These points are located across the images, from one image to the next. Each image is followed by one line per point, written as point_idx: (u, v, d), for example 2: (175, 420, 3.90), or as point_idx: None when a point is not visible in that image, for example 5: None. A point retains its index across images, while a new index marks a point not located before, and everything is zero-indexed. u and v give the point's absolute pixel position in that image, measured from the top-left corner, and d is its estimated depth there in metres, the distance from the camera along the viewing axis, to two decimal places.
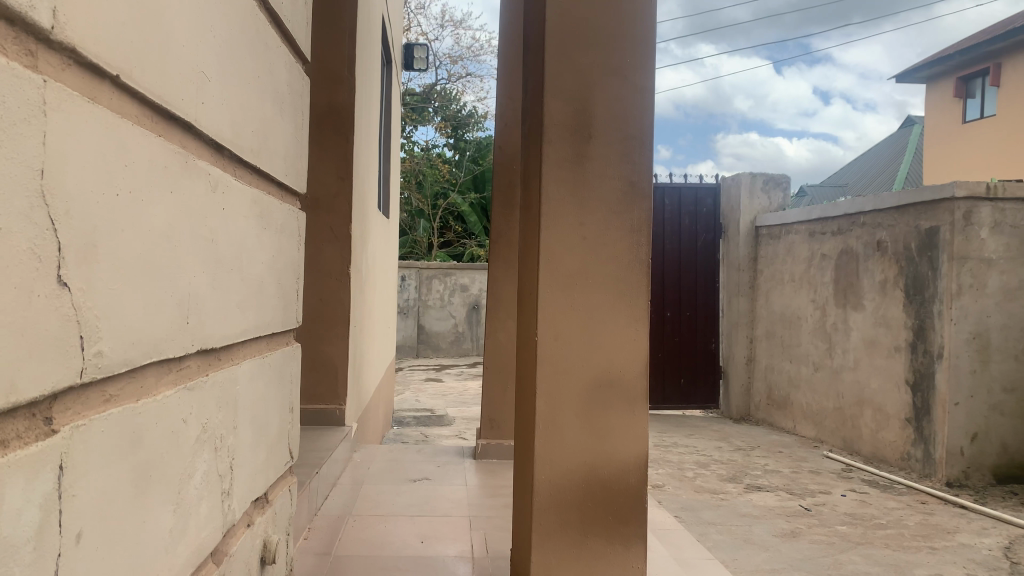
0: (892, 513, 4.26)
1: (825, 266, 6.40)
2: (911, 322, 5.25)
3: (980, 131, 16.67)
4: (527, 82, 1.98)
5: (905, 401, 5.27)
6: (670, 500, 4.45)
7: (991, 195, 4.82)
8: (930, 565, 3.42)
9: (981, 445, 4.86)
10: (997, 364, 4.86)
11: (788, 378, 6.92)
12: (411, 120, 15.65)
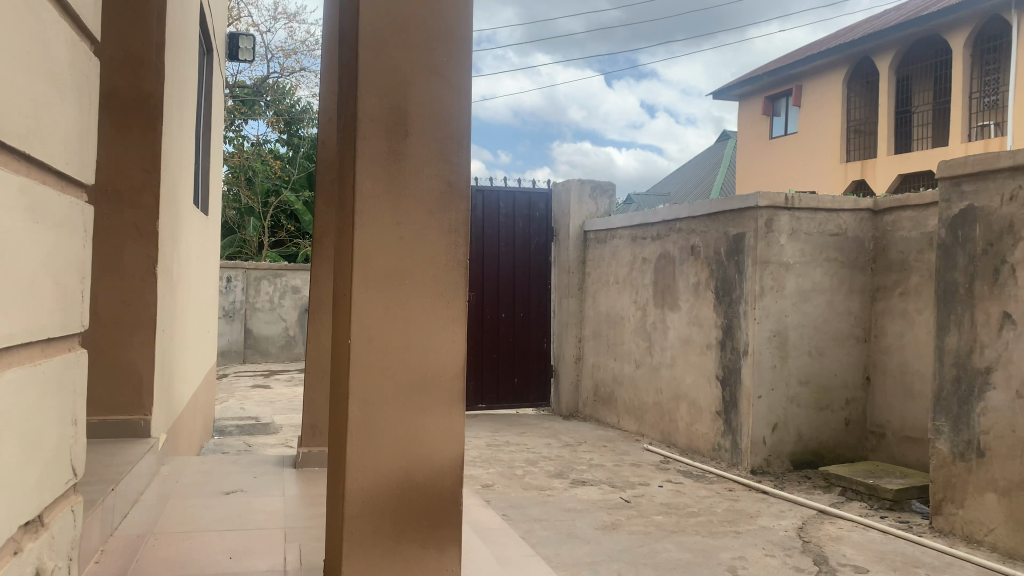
0: (702, 501, 4.54)
1: (645, 269, 6.73)
2: (720, 321, 5.62)
3: (784, 146, 18.25)
4: (342, 75, 1.91)
5: (716, 395, 5.64)
6: (498, 498, 4.50)
7: (789, 205, 5.26)
8: (734, 548, 3.67)
9: (780, 434, 5.29)
10: (794, 359, 5.31)
11: (613, 376, 7.22)
12: (241, 113, 14.94)
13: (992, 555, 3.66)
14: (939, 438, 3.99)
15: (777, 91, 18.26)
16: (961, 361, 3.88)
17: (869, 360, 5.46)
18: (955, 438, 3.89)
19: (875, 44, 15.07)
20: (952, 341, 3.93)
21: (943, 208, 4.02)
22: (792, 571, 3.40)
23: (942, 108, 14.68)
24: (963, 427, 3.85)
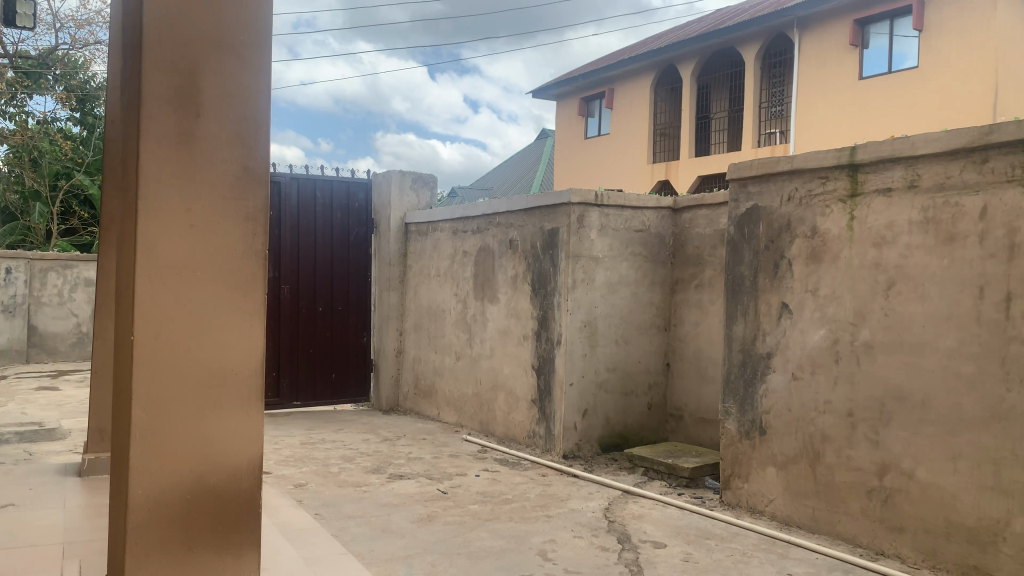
0: (517, 487, 4.66)
1: (465, 262, 6.80)
2: (535, 312, 5.79)
3: (599, 145, 19.09)
4: (126, 50, 1.81)
5: (531, 385, 5.81)
6: (312, 497, 4.37)
7: (598, 202, 5.52)
8: (545, 532, 3.79)
9: (590, 420, 5.53)
10: (603, 348, 5.57)
11: (433, 368, 7.23)
12: (24, 87, 13.36)
13: (772, 523, 4.04)
14: (728, 418, 4.34)
15: (592, 93, 19.07)
16: (747, 347, 4.24)
17: (669, 348, 5.83)
18: (741, 417, 4.25)
19: (679, 53, 16.12)
20: (739, 329, 4.29)
21: (732, 206, 4.36)
22: (598, 550, 3.56)
23: (736, 116, 15.97)
24: (748, 408, 4.21)
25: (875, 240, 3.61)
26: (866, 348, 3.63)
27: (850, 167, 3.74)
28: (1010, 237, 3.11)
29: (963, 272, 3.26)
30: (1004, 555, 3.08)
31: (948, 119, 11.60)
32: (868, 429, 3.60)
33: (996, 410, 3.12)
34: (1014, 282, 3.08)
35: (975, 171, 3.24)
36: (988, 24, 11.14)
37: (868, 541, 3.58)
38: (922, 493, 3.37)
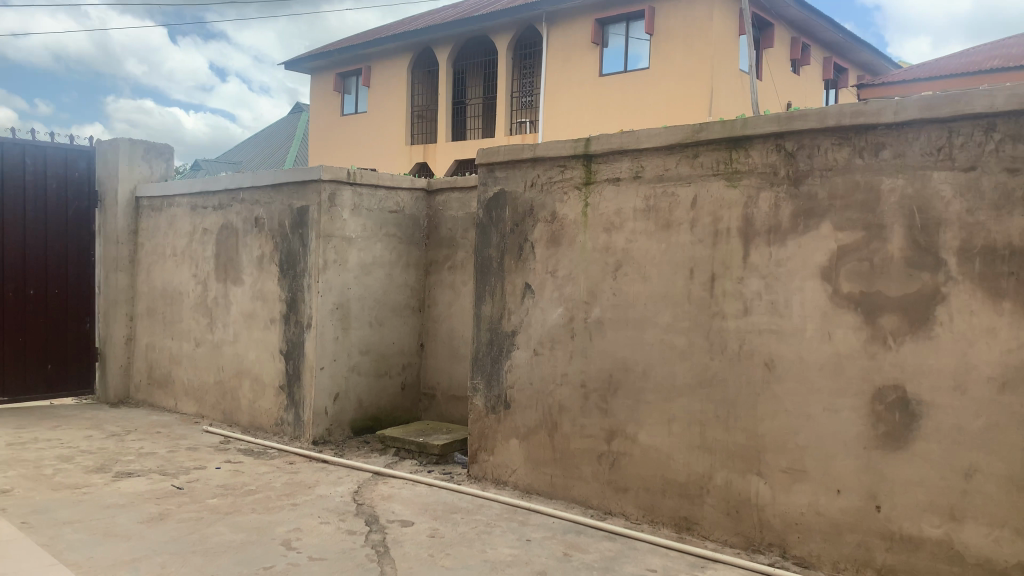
0: (262, 477, 4.46)
1: (206, 241, 6.35)
2: (284, 295, 5.57)
3: (354, 124, 18.76)
4: None
5: (278, 370, 5.58)
6: (18, 505, 3.86)
7: (351, 181, 5.41)
8: (289, 521, 3.67)
9: (341, 403, 5.44)
10: (355, 330, 5.49)
11: (170, 355, 6.69)
12: None
13: (515, 492, 4.25)
14: (475, 395, 4.48)
15: (347, 70, 18.67)
16: (493, 325, 4.39)
17: (422, 328, 5.88)
18: (487, 394, 4.41)
19: (434, 37, 16.27)
20: (486, 308, 4.43)
21: (480, 190, 4.48)
22: (344, 534, 3.52)
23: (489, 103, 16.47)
24: (494, 384, 4.37)
25: (606, 226, 3.90)
26: (598, 324, 3.91)
27: (586, 157, 3.99)
28: (715, 224, 3.50)
29: (678, 255, 3.61)
30: (708, 505, 3.49)
31: (671, 117, 12.83)
32: (599, 399, 3.89)
33: (703, 378, 3.51)
34: (718, 264, 3.47)
35: (688, 165, 3.60)
36: (705, 34, 12.43)
37: (598, 502, 3.89)
38: (643, 455, 3.72)
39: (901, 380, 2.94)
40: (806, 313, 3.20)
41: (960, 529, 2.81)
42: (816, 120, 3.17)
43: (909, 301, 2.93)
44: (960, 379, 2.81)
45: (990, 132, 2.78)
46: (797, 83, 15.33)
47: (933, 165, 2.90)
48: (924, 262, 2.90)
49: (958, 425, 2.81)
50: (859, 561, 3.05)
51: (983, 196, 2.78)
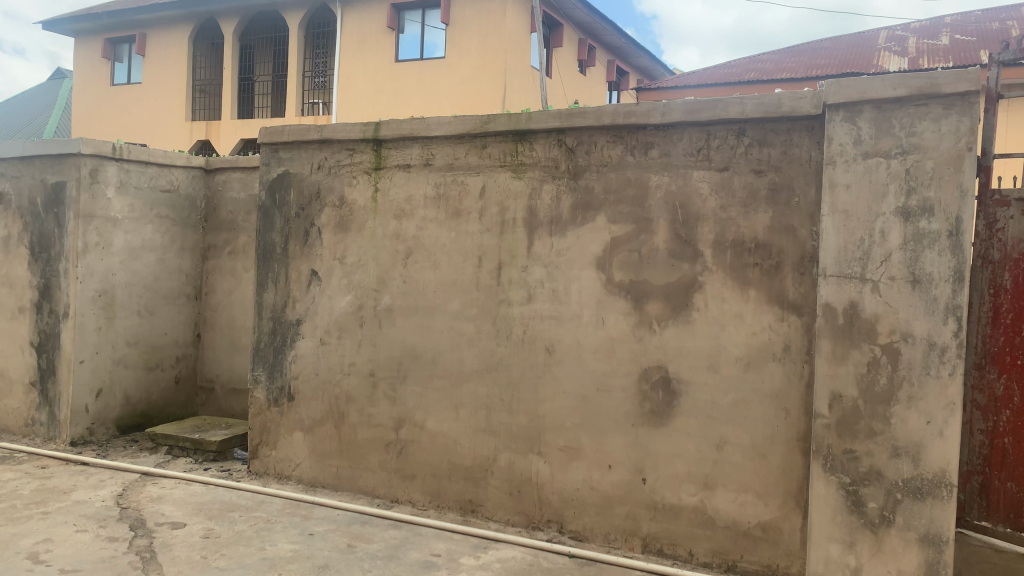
0: (4, 485, 3.97)
1: None
2: (35, 281, 4.98)
3: (126, 95, 17.18)
4: None
5: (29, 364, 5.00)
6: None
7: (115, 156, 4.94)
8: (38, 532, 3.30)
9: (104, 400, 4.98)
10: (120, 320, 5.04)
11: None
12: None
13: (299, 486, 4.11)
14: (256, 387, 4.27)
15: (118, 36, 17.04)
16: (276, 314, 4.20)
17: (199, 318, 5.50)
18: (270, 385, 4.22)
19: (219, 8, 15.29)
20: (269, 296, 4.23)
21: (263, 171, 4.27)
22: (104, 542, 3.22)
23: (279, 82, 15.76)
24: (276, 375, 4.19)
25: (396, 213, 3.86)
26: (386, 312, 3.87)
27: (375, 141, 3.92)
28: (501, 214, 3.58)
29: (465, 243, 3.66)
30: (492, 487, 3.59)
31: (465, 107, 13.00)
32: (387, 387, 3.86)
33: (488, 363, 3.59)
34: (503, 253, 3.56)
35: (476, 155, 3.65)
36: (499, 28, 12.67)
37: (384, 491, 3.87)
38: (429, 441, 3.74)
39: (664, 361, 3.19)
40: (583, 300, 3.37)
41: (713, 495, 3.10)
42: (593, 117, 3.32)
43: (672, 289, 3.18)
44: (714, 359, 3.10)
45: (740, 137, 3.07)
46: (583, 83, 16.10)
47: (694, 164, 3.15)
48: (685, 254, 3.15)
49: (712, 401, 3.10)
50: (627, 531, 3.27)
51: (734, 195, 3.07)
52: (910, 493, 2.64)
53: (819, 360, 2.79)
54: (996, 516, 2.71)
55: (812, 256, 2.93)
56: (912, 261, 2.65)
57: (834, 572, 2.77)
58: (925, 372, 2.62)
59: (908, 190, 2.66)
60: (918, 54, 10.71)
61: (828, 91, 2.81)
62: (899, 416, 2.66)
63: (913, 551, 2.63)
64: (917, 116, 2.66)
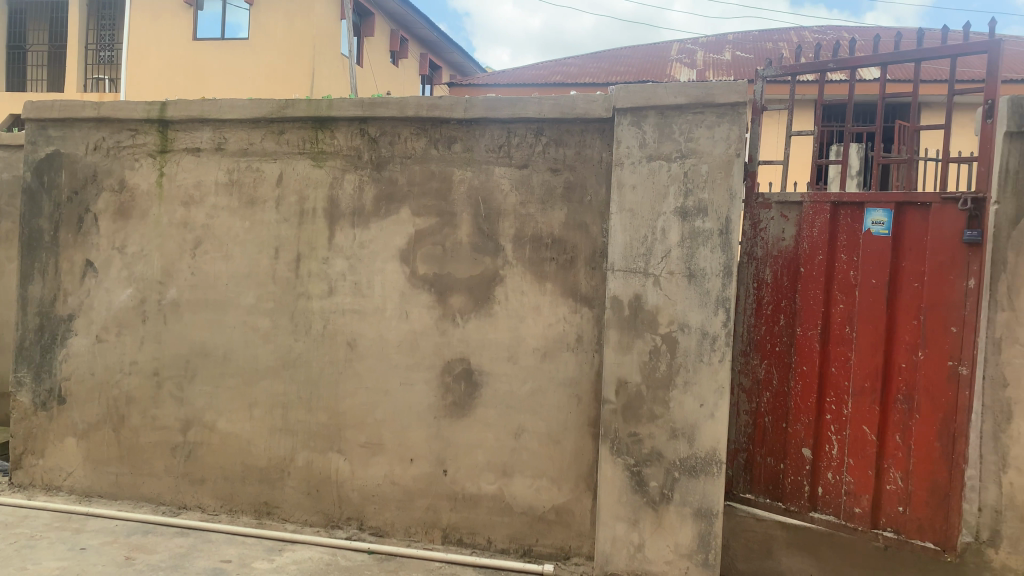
0: None
1: None
2: None
3: None
4: None
5: None
6: None
7: None
8: None
9: None
10: None
11: None
12: None
13: (71, 497, 3.75)
14: (19, 390, 3.83)
15: None
16: (44, 309, 3.80)
17: None
18: (36, 387, 3.80)
19: None
20: (35, 289, 3.81)
21: (28, 150, 3.83)
22: None
23: (57, 53, 14.27)
24: (45, 376, 3.79)
25: (184, 199, 3.61)
26: (173, 307, 3.62)
27: (161, 122, 3.64)
28: (300, 204, 3.46)
29: (262, 234, 3.50)
30: (289, 487, 3.46)
31: (272, 92, 12.48)
32: (173, 387, 3.61)
33: (286, 359, 3.46)
34: (302, 244, 3.44)
35: (273, 141, 3.50)
36: (308, 12, 12.22)
37: (171, 497, 3.62)
38: (221, 443, 3.55)
39: (465, 353, 3.23)
40: (385, 293, 3.33)
41: (510, 483, 3.19)
42: (396, 108, 3.28)
43: (473, 282, 3.22)
44: (512, 350, 3.18)
45: (539, 136, 3.16)
46: (396, 74, 15.96)
47: (494, 160, 3.21)
48: (486, 248, 3.21)
49: (510, 391, 3.18)
50: (428, 523, 3.28)
51: (532, 191, 3.16)
52: (686, 471, 2.86)
53: (608, 349, 2.94)
54: (757, 488, 3.00)
55: (603, 251, 3.09)
56: (688, 257, 2.86)
57: (620, 549, 2.94)
58: (699, 359, 2.84)
59: (686, 191, 2.87)
60: (704, 67, 11.61)
61: (617, 95, 2.96)
62: (677, 400, 2.87)
63: (688, 525, 2.85)
64: (694, 123, 2.88)
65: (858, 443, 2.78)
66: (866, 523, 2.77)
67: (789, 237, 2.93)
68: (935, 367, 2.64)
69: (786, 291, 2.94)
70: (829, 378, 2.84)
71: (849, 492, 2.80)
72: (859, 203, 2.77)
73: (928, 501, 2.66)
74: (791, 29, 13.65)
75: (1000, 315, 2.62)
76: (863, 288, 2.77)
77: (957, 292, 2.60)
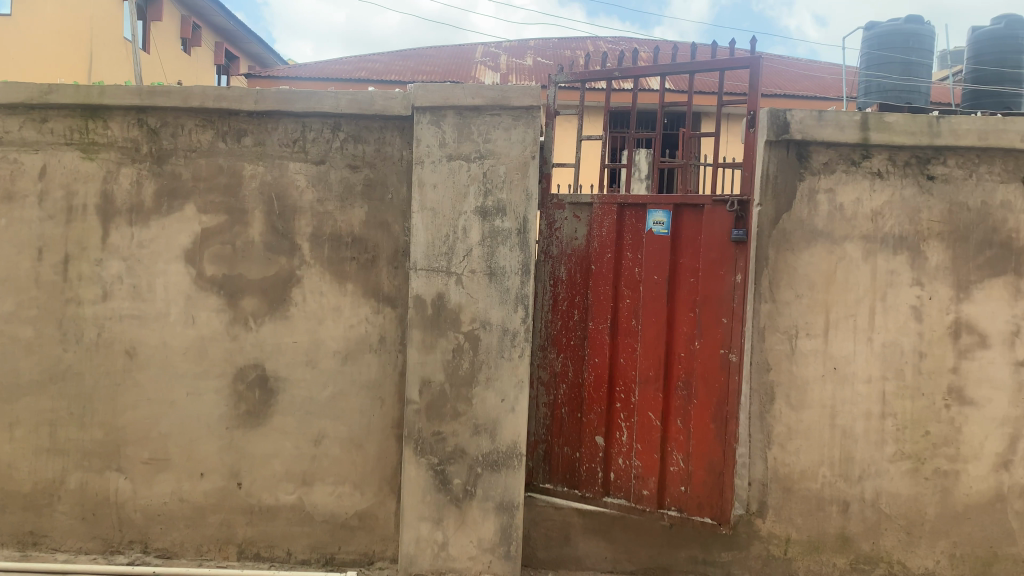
0: None
1: None
2: None
3: None
4: None
5: None
6: None
7: None
8: None
9: None
10: None
11: None
12: None
13: None
14: None
15: None
16: None
17: None
18: None
19: None
20: None
21: None
22: None
23: None
24: None
25: None
26: None
27: None
28: (68, 200, 3.12)
29: (21, 233, 3.12)
30: (59, 513, 3.13)
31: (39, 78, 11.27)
32: None
33: (54, 372, 3.12)
34: (71, 244, 3.11)
35: (34, 130, 3.13)
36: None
37: None
38: None
39: (261, 359, 3.08)
40: (169, 296, 3.09)
41: (310, 491, 3.08)
42: (178, 98, 3.04)
43: (267, 284, 3.07)
44: (311, 354, 3.07)
45: (336, 131, 3.08)
46: (186, 63, 14.92)
47: (289, 155, 3.08)
48: (281, 247, 3.07)
49: (309, 396, 3.07)
50: (221, 540, 3.10)
51: (330, 188, 3.07)
52: (488, 466, 2.90)
53: (410, 349, 2.92)
54: (556, 478, 3.11)
55: (405, 250, 3.06)
56: (489, 255, 2.90)
57: (423, 550, 2.93)
58: (500, 355, 2.89)
59: (485, 191, 2.91)
60: (507, 71, 11.88)
61: (415, 93, 2.93)
62: (479, 396, 2.90)
63: (490, 520, 2.90)
64: (491, 124, 2.92)
65: (645, 429, 2.96)
66: (653, 504, 2.95)
67: (581, 236, 3.07)
68: (710, 355, 2.86)
69: (580, 288, 3.07)
70: (618, 368, 3.01)
71: (638, 475, 2.97)
72: (641, 204, 2.94)
73: (707, 480, 2.87)
74: (588, 39, 14.29)
75: (763, 307, 2.92)
76: (647, 284, 2.96)
77: (727, 285, 2.82)
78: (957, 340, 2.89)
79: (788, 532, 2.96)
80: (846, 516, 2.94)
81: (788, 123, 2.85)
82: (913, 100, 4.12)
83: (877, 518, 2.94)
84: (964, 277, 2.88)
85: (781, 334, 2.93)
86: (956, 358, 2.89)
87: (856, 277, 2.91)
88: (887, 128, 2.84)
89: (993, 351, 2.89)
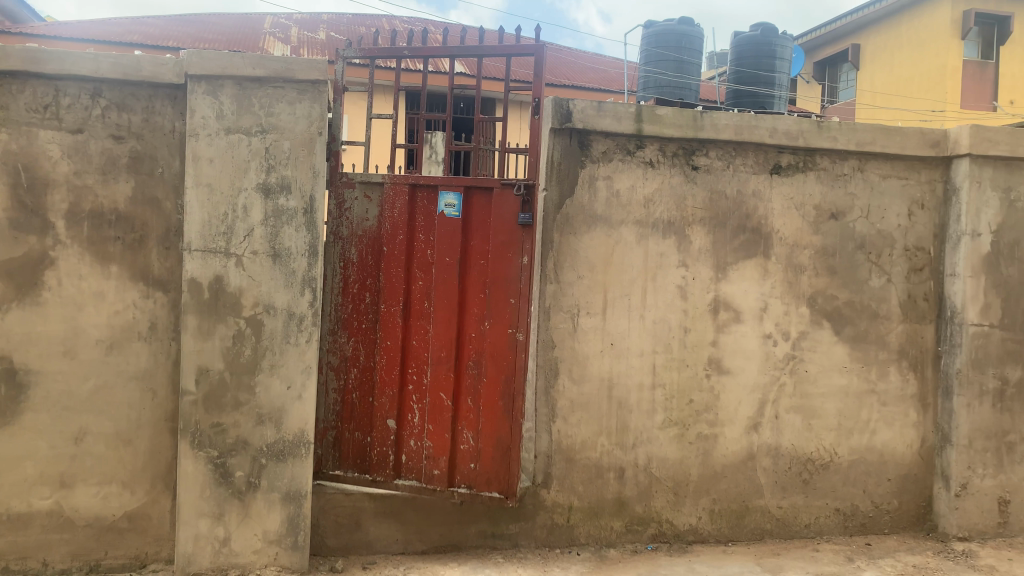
0: None
1: None
2: None
3: None
4: None
5: None
6: None
7: None
8: None
9: None
10: None
11: None
12: None
13: None
14: None
15: None
16: None
17: None
18: None
19: None
20: None
21: None
22: None
23: None
24: None
25: None
26: None
27: None
28: None
29: None
30: None
31: None
32: None
33: None
34: None
35: None
36: None
37: None
38: None
39: (7, 351, 2.74)
40: None
41: (70, 494, 2.80)
42: None
43: (14, 266, 2.74)
44: (69, 343, 2.78)
45: (95, 98, 2.78)
46: None
47: (39, 122, 2.75)
48: (30, 225, 2.74)
49: (67, 390, 2.78)
50: None
51: (90, 160, 2.78)
52: (273, 456, 2.79)
53: (185, 336, 2.73)
54: (346, 464, 3.02)
55: (178, 229, 2.85)
56: (272, 236, 2.78)
57: (202, 547, 2.76)
58: (285, 340, 2.78)
59: (267, 167, 2.78)
60: (298, 44, 11.38)
61: (189, 60, 2.72)
62: (263, 384, 2.78)
63: (276, 511, 2.79)
64: (274, 97, 2.78)
65: (436, 409, 2.99)
66: (443, 483, 2.98)
67: (372, 217, 3.00)
68: (499, 335, 2.95)
69: (371, 270, 3.00)
70: (410, 350, 3.00)
71: (429, 455, 2.99)
72: (433, 186, 2.95)
73: (495, 456, 2.97)
74: (383, 17, 14.02)
75: (548, 288, 3.05)
76: (439, 266, 2.97)
77: (515, 268, 2.93)
78: (716, 316, 3.18)
79: (570, 500, 3.12)
80: (622, 482, 3.16)
81: (571, 112, 2.99)
82: (685, 96, 4.38)
83: (648, 482, 3.18)
84: (722, 259, 3.17)
85: (565, 313, 3.07)
86: (715, 332, 3.18)
87: (631, 259, 3.10)
88: (658, 121, 3.05)
89: (746, 325, 3.21)
